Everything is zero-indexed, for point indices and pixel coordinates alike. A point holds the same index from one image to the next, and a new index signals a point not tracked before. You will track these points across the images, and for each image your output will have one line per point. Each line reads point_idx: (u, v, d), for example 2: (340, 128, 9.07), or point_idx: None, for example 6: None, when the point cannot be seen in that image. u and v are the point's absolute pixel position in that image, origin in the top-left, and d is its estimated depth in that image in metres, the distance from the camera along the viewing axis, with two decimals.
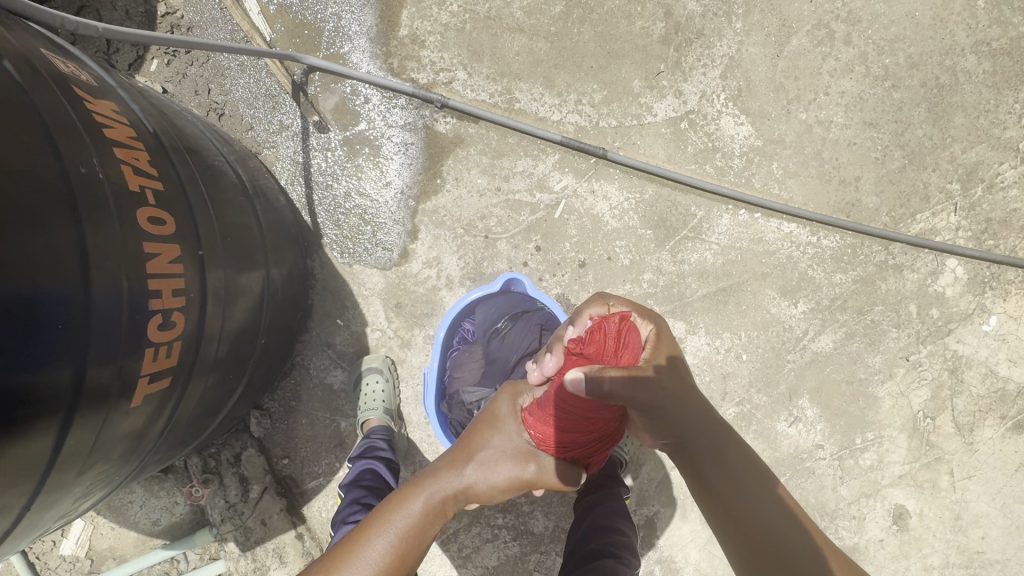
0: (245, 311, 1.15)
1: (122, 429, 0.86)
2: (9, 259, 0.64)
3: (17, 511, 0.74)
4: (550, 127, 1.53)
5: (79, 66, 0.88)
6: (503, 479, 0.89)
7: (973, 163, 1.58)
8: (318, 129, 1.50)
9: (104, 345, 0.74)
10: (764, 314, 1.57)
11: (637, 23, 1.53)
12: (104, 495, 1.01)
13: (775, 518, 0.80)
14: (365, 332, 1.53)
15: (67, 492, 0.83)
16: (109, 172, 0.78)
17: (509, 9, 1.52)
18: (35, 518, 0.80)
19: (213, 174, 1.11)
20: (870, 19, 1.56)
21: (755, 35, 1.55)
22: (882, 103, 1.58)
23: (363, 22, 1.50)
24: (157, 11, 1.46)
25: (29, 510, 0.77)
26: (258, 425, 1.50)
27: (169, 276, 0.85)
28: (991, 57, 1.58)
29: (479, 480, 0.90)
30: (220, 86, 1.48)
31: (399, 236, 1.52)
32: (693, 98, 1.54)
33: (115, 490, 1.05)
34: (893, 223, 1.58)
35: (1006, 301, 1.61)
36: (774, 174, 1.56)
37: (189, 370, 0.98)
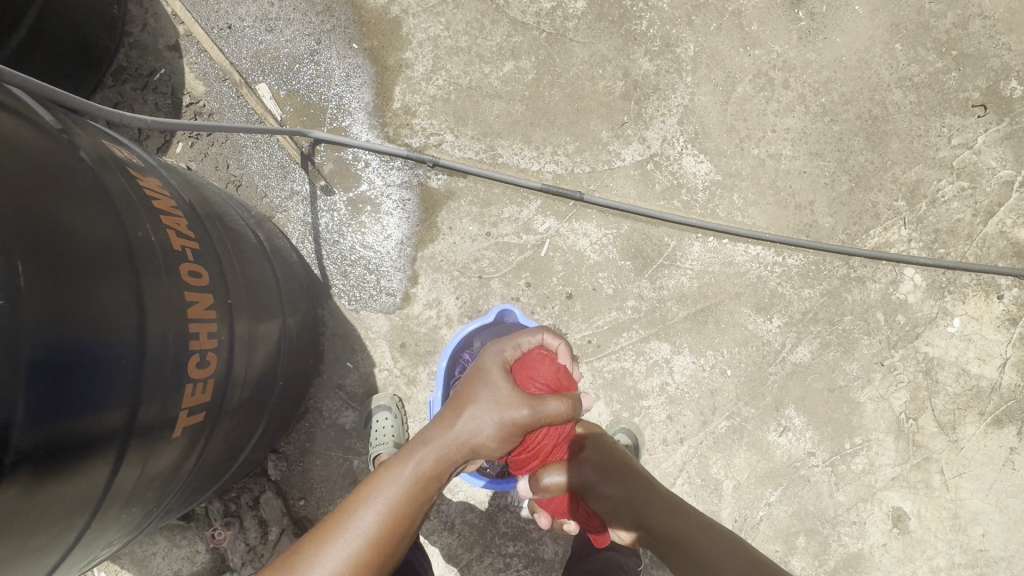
0: (264, 355, 1.28)
1: (163, 459, 0.96)
2: (88, 310, 0.75)
3: (76, 533, 0.83)
4: (532, 177, 1.71)
5: (129, 152, 1.05)
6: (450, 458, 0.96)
7: (914, 182, 1.76)
8: (324, 192, 1.68)
9: (154, 381, 0.85)
10: (742, 331, 1.70)
11: (600, 83, 1.74)
12: (136, 532, 1.09)
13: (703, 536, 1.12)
14: (373, 372, 1.64)
15: (116, 518, 0.92)
16: (159, 235, 0.92)
17: (487, 79, 1.73)
18: (87, 542, 0.89)
19: (234, 236, 1.27)
20: (803, 66, 1.77)
21: (704, 86, 1.75)
22: (824, 135, 1.76)
23: (362, 99, 1.71)
24: (183, 102, 1.69)
25: (84, 534, 0.85)
26: (275, 468, 1.59)
27: (204, 321, 0.98)
28: (915, 89, 1.79)
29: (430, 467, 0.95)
30: (237, 161, 1.67)
31: (400, 282, 1.67)
32: (655, 143, 1.73)
33: (147, 527, 1.13)
34: (849, 240, 1.74)
35: (965, 303, 1.73)
36: (735, 204, 1.73)
37: (217, 408, 1.08)
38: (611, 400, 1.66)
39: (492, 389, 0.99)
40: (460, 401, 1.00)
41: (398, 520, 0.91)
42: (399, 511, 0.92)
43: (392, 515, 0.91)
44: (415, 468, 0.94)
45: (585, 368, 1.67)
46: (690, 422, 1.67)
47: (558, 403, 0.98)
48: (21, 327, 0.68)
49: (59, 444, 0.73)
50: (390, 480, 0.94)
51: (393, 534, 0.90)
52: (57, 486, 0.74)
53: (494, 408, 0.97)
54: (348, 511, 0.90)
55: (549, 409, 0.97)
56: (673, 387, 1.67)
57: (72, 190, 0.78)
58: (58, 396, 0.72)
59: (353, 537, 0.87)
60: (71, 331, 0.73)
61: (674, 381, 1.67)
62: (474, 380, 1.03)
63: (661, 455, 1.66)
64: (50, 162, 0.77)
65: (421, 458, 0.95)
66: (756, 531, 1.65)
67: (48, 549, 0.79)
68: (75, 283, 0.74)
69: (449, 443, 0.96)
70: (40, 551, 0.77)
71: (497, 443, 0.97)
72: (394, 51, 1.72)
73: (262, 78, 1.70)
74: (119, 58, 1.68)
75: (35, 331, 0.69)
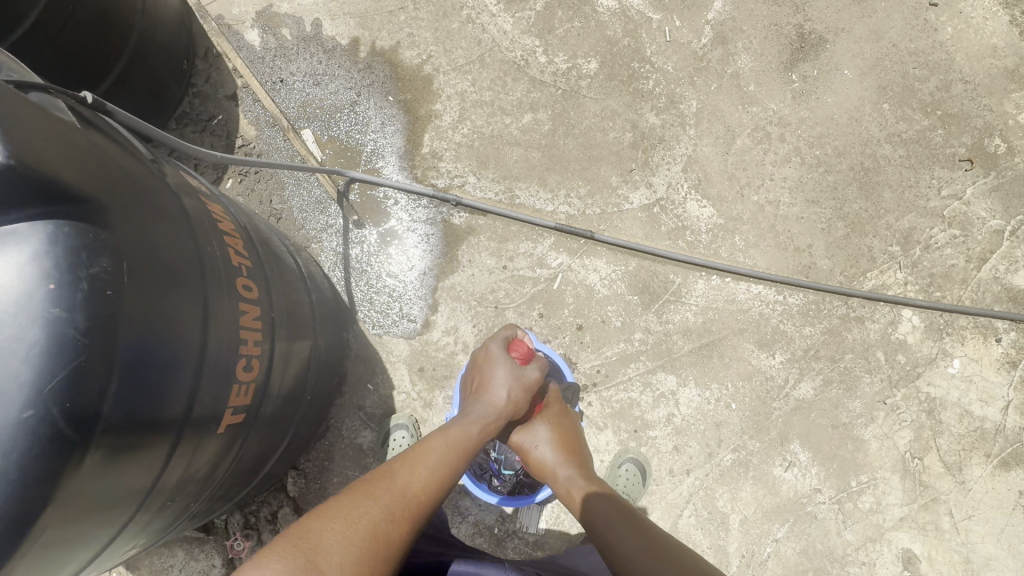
0: (295, 370, 1.37)
1: (206, 454, 1.02)
2: (172, 314, 0.84)
3: (116, 526, 0.86)
4: (546, 216, 1.86)
5: (197, 179, 1.17)
6: (490, 418, 1.14)
7: (908, 229, 1.86)
8: (356, 226, 1.84)
9: (211, 379, 0.94)
10: (746, 365, 1.76)
11: (611, 134, 1.91)
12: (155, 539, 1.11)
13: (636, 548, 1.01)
14: (392, 394, 1.73)
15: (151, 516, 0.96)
16: (223, 253, 1.04)
17: (508, 128, 1.91)
18: (122, 538, 0.92)
19: (276, 259, 1.40)
20: (798, 122, 1.93)
21: (706, 138, 1.91)
22: (820, 184, 1.89)
23: (394, 144, 1.89)
24: (235, 143, 1.89)
25: (124, 526, 0.88)
26: (294, 484, 1.65)
27: (251, 329, 1.09)
28: (904, 144, 1.92)
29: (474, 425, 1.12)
30: (279, 197, 1.84)
31: (421, 310, 1.78)
32: (661, 188, 1.88)
33: (167, 536, 1.16)
34: (847, 281, 1.83)
35: (964, 345, 1.79)
36: (737, 245, 1.85)
37: (253, 412, 1.17)
38: (619, 429, 1.72)
39: (503, 367, 1.22)
40: (485, 379, 1.22)
41: (466, 453, 1.07)
42: (452, 459, 1.03)
43: (462, 450, 1.06)
44: (477, 418, 1.13)
45: (594, 397, 1.74)
46: (696, 453, 1.71)
47: (535, 368, 1.25)
48: (120, 327, 0.75)
49: (134, 433, 0.79)
50: (455, 427, 1.10)
51: (443, 481, 0.99)
52: (123, 468, 0.79)
53: (509, 378, 1.20)
54: (411, 458, 0.99)
55: (535, 375, 1.24)
56: (679, 418, 1.73)
57: (159, 206, 0.88)
58: (147, 387, 0.79)
59: (429, 463, 1.00)
60: (159, 333, 0.81)
61: (680, 413, 1.73)
62: (482, 362, 1.26)
63: (668, 486, 1.69)
64: (147, 184, 0.88)
65: (478, 414, 1.14)
66: (764, 567, 1.65)
67: (99, 531, 0.82)
68: (165, 290, 0.83)
69: (493, 402, 1.16)
70: (86, 537, 0.80)
71: (520, 403, 1.19)
72: (425, 103, 1.92)
73: (306, 124, 1.91)
74: (183, 106, 1.90)
75: (132, 332, 0.76)
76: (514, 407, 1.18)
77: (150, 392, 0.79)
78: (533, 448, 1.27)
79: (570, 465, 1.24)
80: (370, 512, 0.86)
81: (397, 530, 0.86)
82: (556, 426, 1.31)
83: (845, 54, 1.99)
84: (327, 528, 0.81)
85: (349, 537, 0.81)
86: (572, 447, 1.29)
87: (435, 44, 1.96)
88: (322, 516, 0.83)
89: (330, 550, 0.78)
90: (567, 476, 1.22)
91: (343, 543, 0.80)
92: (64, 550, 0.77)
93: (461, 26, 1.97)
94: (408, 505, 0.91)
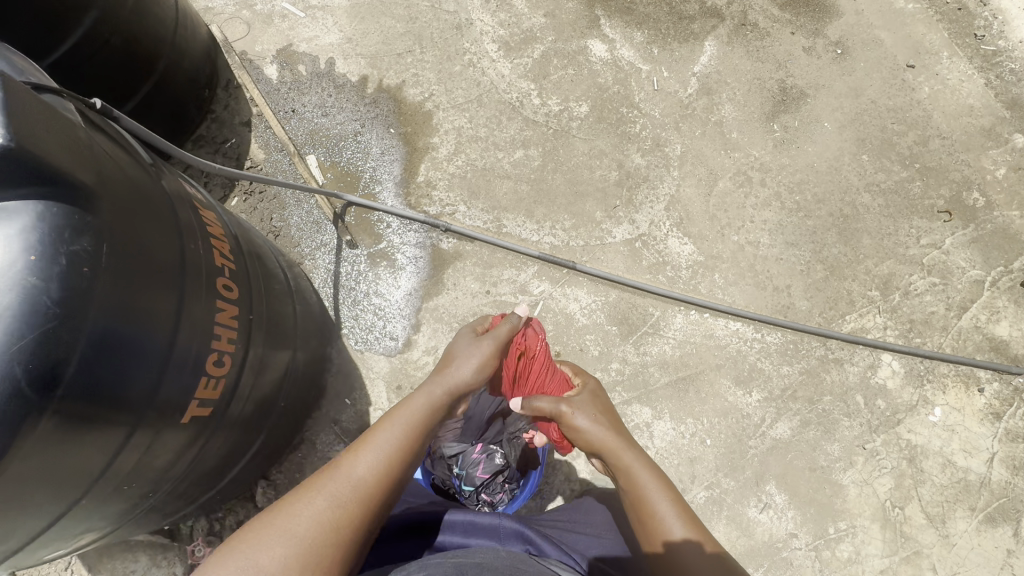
0: (271, 376, 1.42)
1: (168, 442, 1.07)
2: (144, 304, 0.91)
3: (67, 503, 0.90)
4: (531, 246, 1.93)
5: (194, 187, 1.27)
6: (439, 392, 1.15)
7: (887, 274, 1.89)
8: (349, 246, 1.92)
9: (178, 368, 1.00)
10: (722, 402, 1.76)
11: (597, 172, 2.00)
12: (111, 530, 1.13)
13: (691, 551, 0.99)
14: (369, 410, 1.76)
15: (105, 500, 0.99)
16: (207, 253, 1.11)
17: (500, 162, 2.01)
18: (73, 518, 0.95)
19: (264, 269, 1.47)
20: (778, 169, 2.01)
21: (689, 180, 1.99)
22: (799, 228, 1.94)
23: (392, 173, 2.01)
24: (245, 165, 2.02)
25: (77, 502, 0.92)
26: (263, 494, 1.66)
27: (226, 327, 1.15)
28: (883, 194, 1.98)
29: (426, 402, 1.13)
30: (280, 215, 1.95)
31: (403, 329, 1.84)
32: (644, 224, 1.95)
33: (125, 528, 1.18)
34: (826, 322, 1.84)
35: (946, 393, 1.77)
36: (716, 282, 1.89)
37: (222, 408, 1.21)
38: None
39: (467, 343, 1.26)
40: (445, 359, 1.24)
41: (418, 436, 1.07)
42: (400, 446, 1.04)
43: (413, 430, 1.07)
44: (427, 395, 1.14)
45: None
46: None
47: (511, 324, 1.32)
48: (88, 312, 0.82)
49: (90, 410, 0.85)
50: (405, 406, 1.11)
51: (393, 467, 1.01)
52: (76, 441, 0.84)
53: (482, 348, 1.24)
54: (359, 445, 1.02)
55: (507, 330, 1.29)
56: (653, 451, 1.72)
57: (149, 206, 0.96)
58: (105, 370, 0.85)
59: (379, 446, 1.02)
60: (126, 321, 0.88)
61: (653, 445, 1.72)
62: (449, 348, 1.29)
63: None
64: (142, 187, 0.97)
65: (427, 389, 1.15)
66: None
67: (49, 503, 0.86)
68: (141, 282, 0.90)
69: (444, 377, 1.18)
70: (35, 506, 0.84)
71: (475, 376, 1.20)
72: (424, 136, 2.05)
73: (312, 151, 2.04)
74: (201, 129, 2.06)
75: (100, 317, 0.84)
76: (467, 379, 1.19)
77: (111, 367, 0.86)
78: (577, 421, 1.19)
79: (618, 438, 1.17)
80: (318, 504, 0.90)
81: (345, 519, 0.90)
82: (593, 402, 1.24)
83: (825, 108, 2.09)
84: (274, 524, 0.86)
85: (291, 531, 0.86)
86: (608, 412, 1.24)
87: (437, 84, 2.11)
88: (270, 513, 0.89)
89: (273, 545, 0.84)
90: (618, 451, 1.15)
91: (285, 538, 0.85)
92: (11, 515, 0.81)
93: (462, 69, 2.12)
94: (356, 491, 0.94)
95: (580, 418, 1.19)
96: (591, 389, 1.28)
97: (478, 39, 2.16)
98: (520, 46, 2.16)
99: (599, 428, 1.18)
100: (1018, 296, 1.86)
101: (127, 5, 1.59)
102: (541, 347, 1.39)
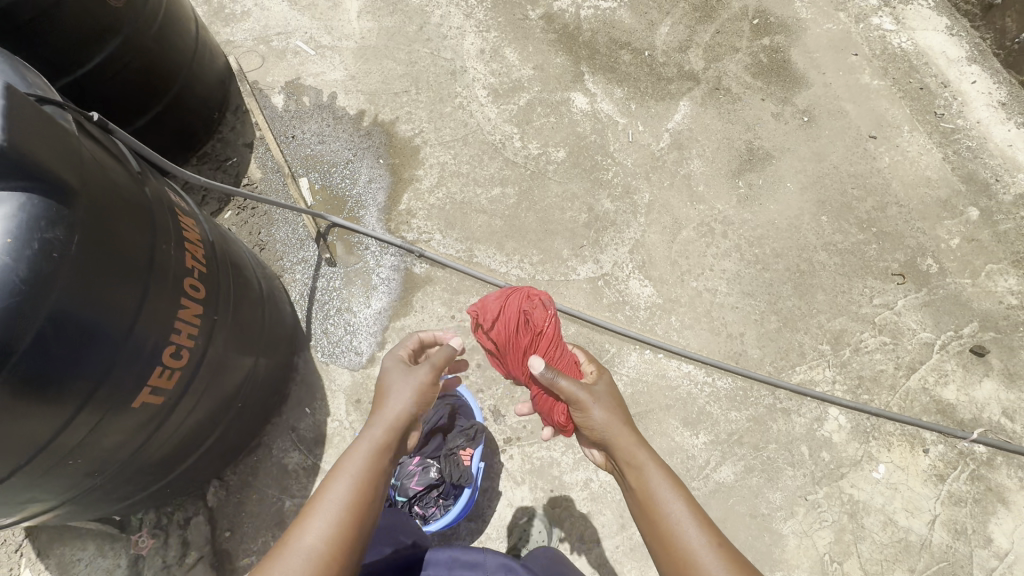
0: (231, 376, 1.51)
1: (118, 424, 1.16)
2: (104, 291, 1.03)
3: (13, 464, 1.01)
4: (498, 276, 2.03)
5: (180, 196, 1.41)
6: (387, 432, 1.12)
7: (839, 330, 1.96)
8: (328, 263, 2.04)
9: (132, 353, 1.11)
10: (669, 441, 1.80)
11: (568, 213, 2.13)
12: (57, 505, 1.21)
13: (692, 533, 1.01)
14: (326, 420, 1.83)
15: (49, 470, 1.09)
16: (179, 254, 1.24)
17: (478, 197, 2.15)
18: (17, 483, 1.05)
19: (241, 276, 1.59)
20: (740, 223, 2.12)
21: (654, 227, 2.10)
22: (756, 279, 2.03)
23: (377, 199, 2.15)
24: (242, 183, 2.18)
25: (23, 466, 1.03)
26: (214, 494, 1.71)
27: (189, 323, 1.26)
28: (839, 253, 2.07)
29: (375, 445, 1.10)
30: (267, 230, 2.09)
31: (369, 345, 1.92)
32: (608, 265, 2.05)
33: (72, 505, 1.26)
34: (776, 372, 1.90)
35: (891, 451, 1.80)
36: (672, 325, 1.96)
37: (177, 399, 1.31)
38: (535, 486, 1.75)
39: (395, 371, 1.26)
40: (381, 394, 1.21)
41: (372, 484, 1.04)
42: (354, 502, 1.00)
43: (364, 480, 1.04)
44: (369, 439, 1.10)
45: (516, 451, 1.79)
46: (608, 522, 1.71)
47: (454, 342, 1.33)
48: (50, 292, 0.95)
49: (41, 379, 0.97)
50: (349, 456, 1.07)
51: (350, 525, 0.98)
52: (24, 406, 0.96)
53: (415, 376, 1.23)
54: (312, 506, 0.98)
55: (440, 357, 1.28)
56: (596, 484, 1.75)
57: (126, 206, 1.10)
58: (57, 345, 0.98)
59: (331, 504, 0.99)
60: (84, 304, 1.00)
61: (598, 478, 1.76)
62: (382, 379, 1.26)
63: (576, 552, 1.68)
64: (124, 190, 1.11)
65: (369, 433, 1.11)
66: None
67: None
68: (104, 272, 1.03)
69: (383, 417, 1.14)
70: None
71: (416, 405, 1.19)
72: (410, 168, 2.20)
73: (305, 174, 2.20)
74: (207, 147, 2.24)
75: (60, 298, 0.97)
76: (405, 413, 1.16)
77: (64, 343, 0.99)
78: (591, 408, 1.22)
79: (627, 430, 1.19)
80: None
81: None
82: (608, 396, 1.26)
83: (789, 169, 2.21)
84: None
85: None
86: (622, 407, 1.25)
87: (428, 122, 2.28)
88: None
89: None
90: (628, 441, 1.17)
91: None
92: None
93: (452, 111, 2.30)
94: (316, 558, 0.92)
95: (596, 409, 1.22)
96: (608, 384, 1.30)
97: (470, 85, 2.35)
98: (508, 94, 2.34)
99: (608, 416, 1.21)
100: (967, 361, 1.91)
101: (150, 34, 1.80)
102: (554, 326, 1.40)
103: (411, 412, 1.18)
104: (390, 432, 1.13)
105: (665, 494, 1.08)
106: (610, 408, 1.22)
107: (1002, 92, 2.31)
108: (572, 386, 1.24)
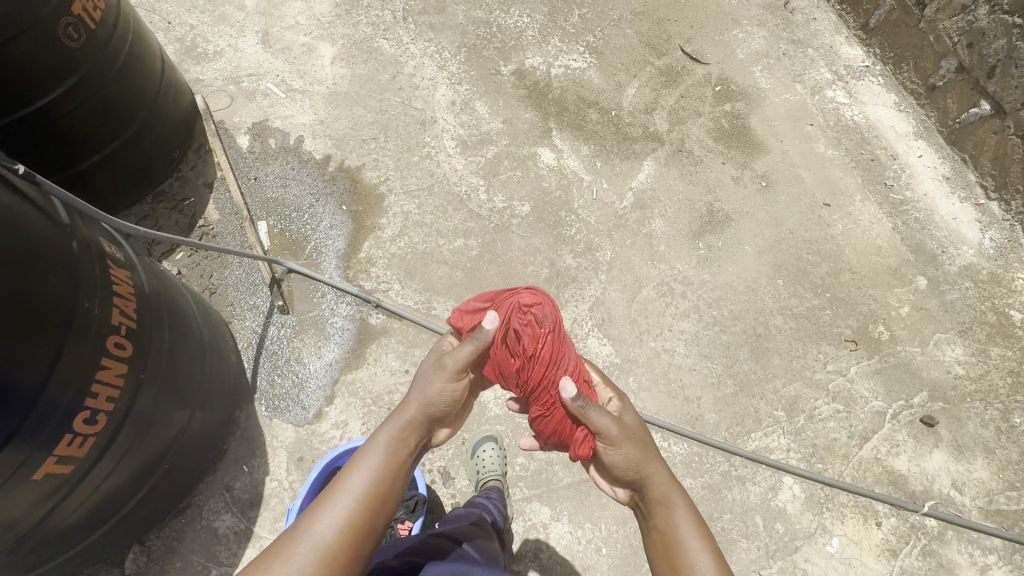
0: (159, 437, 1.42)
1: (15, 497, 1.07)
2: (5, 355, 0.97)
3: None
4: None
5: (118, 247, 1.34)
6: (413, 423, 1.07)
7: (793, 396, 1.96)
8: (280, 310, 1.98)
9: (37, 420, 1.03)
10: (622, 509, 1.75)
11: (530, 267, 2.12)
12: None
13: None
14: (263, 480, 1.73)
15: None
16: (104, 310, 1.16)
17: (440, 248, 2.13)
18: None
19: (183, 327, 1.51)
20: (699, 284, 2.14)
21: (614, 284, 2.11)
22: (714, 341, 2.04)
23: (337, 246, 2.11)
24: (197, 224, 2.12)
25: None
26: (133, 561, 1.60)
27: (109, 385, 1.18)
28: (794, 318, 2.10)
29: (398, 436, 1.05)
30: (219, 274, 2.02)
31: (317, 399, 1.85)
32: (567, 322, 2.03)
33: None
34: (732, 438, 1.88)
35: (844, 523, 1.78)
36: (630, 386, 1.94)
37: (91, 465, 1.22)
38: None
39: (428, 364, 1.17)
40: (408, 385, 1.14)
41: (393, 476, 1.00)
42: (370, 496, 0.96)
43: (381, 472, 0.99)
44: (389, 432, 1.05)
45: None
46: None
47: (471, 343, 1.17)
48: None
49: None
50: (371, 446, 1.03)
51: (362, 517, 0.93)
52: None
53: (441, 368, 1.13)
54: (331, 495, 0.94)
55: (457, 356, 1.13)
56: (546, 554, 1.69)
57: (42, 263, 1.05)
58: None
59: (348, 494, 0.95)
60: None
61: (548, 548, 1.69)
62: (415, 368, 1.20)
63: None
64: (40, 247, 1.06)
65: (393, 424, 1.06)
66: None
67: None
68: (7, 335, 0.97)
69: (402, 415, 1.08)
70: None
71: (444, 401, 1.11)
72: (373, 215, 2.18)
73: (265, 218, 2.15)
74: (164, 185, 2.19)
75: None
76: (428, 410, 1.10)
77: None
78: (624, 439, 1.12)
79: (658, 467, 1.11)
80: (289, 567, 0.86)
81: None
82: (639, 431, 1.17)
83: (747, 233, 2.26)
84: None
85: None
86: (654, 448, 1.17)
87: (394, 170, 2.28)
88: None
89: None
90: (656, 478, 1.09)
91: None
92: None
93: (419, 160, 2.31)
94: (326, 550, 0.88)
95: (627, 438, 1.12)
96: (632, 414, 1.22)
97: (438, 135, 2.37)
98: (476, 145, 2.36)
99: (640, 448, 1.12)
100: (917, 431, 1.92)
101: (113, 72, 1.78)
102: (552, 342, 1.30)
103: (435, 406, 1.10)
104: (412, 428, 1.07)
105: (687, 538, 1.01)
106: (641, 441, 1.13)
107: (946, 167, 2.43)
108: (603, 417, 1.12)
